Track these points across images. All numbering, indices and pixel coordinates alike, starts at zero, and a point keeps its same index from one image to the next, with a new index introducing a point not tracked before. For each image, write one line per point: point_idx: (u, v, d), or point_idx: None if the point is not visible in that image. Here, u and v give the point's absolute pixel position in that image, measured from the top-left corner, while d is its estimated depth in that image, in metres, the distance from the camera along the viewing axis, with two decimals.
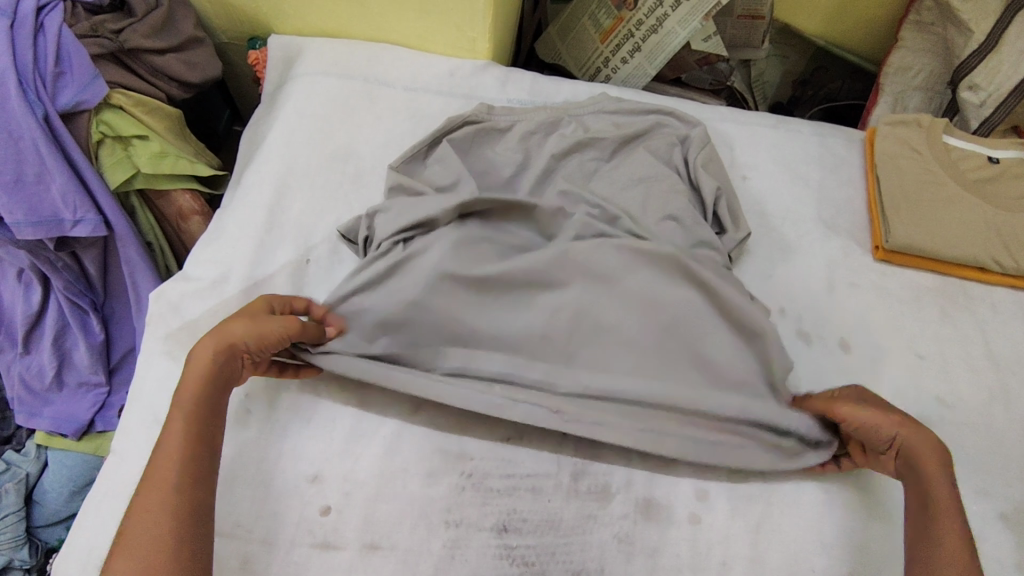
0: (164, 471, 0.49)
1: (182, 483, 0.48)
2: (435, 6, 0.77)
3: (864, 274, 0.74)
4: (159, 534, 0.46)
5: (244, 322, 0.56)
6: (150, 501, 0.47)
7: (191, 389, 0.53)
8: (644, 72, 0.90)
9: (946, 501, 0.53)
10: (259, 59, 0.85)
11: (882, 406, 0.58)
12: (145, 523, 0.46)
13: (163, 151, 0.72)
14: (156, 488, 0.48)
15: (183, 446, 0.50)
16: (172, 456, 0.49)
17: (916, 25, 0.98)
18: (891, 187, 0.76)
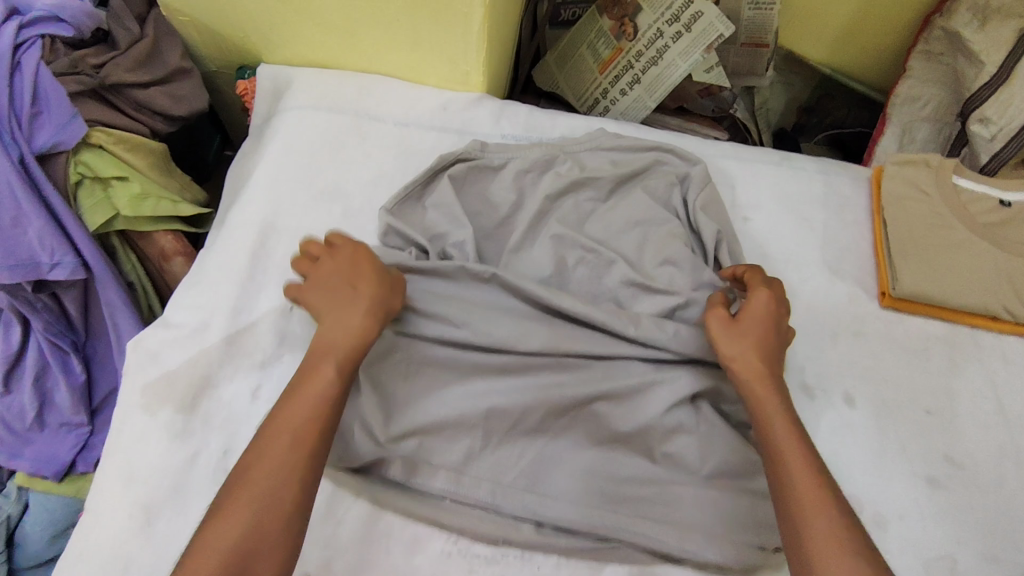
0: (307, 418, 0.51)
1: (320, 439, 0.50)
2: (427, 39, 0.75)
3: (870, 322, 0.71)
4: (289, 481, 0.48)
5: (379, 291, 0.58)
6: (286, 444, 0.49)
7: (334, 352, 0.54)
8: (644, 105, 0.87)
9: (791, 444, 0.51)
10: (248, 89, 0.83)
11: (731, 341, 0.57)
12: (273, 477, 0.48)
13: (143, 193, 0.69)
14: (298, 433, 0.50)
15: (328, 406, 0.52)
16: (317, 411, 0.51)
17: (925, 55, 0.95)
18: (897, 230, 0.73)
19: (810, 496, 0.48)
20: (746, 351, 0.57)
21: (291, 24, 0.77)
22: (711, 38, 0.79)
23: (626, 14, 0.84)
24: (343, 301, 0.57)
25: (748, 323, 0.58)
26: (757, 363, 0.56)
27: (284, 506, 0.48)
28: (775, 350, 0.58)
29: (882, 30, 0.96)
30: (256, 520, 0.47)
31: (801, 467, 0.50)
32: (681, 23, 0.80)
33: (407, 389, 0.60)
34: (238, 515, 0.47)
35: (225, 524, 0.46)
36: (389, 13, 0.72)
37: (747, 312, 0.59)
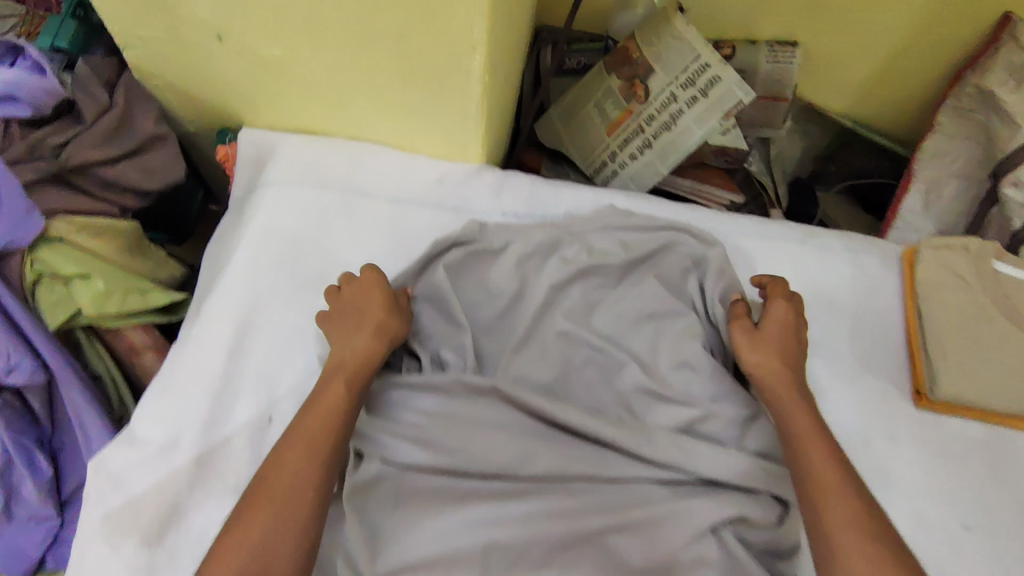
0: (318, 426, 0.53)
1: (327, 449, 0.52)
2: (420, 111, 0.68)
3: (902, 425, 0.65)
4: (297, 489, 0.50)
5: (389, 312, 0.61)
6: (295, 452, 0.51)
7: (347, 361, 0.58)
8: (654, 170, 0.80)
9: (816, 440, 0.54)
10: (227, 156, 0.77)
11: (757, 349, 0.60)
12: (288, 482, 0.50)
13: (109, 289, 0.62)
14: (307, 441, 0.52)
15: (339, 417, 0.54)
16: (327, 421, 0.53)
17: (954, 111, 0.89)
18: (934, 323, 0.67)
19: (834, 495, 0.51)
20: (769, 361, 0.59)
21: (272, 92, 0.71)
22: (729, 104, 0.73)
23: (637, 75, 0.78)
24: (357, 315, 0.61)
25: (770, 332, 0.61)
26: (779, 365, 0.59)
27: (289, 514, 0.48)
28: (795, 354, 0.61)
29: (908, 83, 0.91)
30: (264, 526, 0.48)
31: (826, 469, 0.52)
32: (696, 88, 0.75)
33: (388, 530, 0.54)
34: (246, 521, 0.48)
35: (238, 533, 0.48)
36: (378, 85, 0.66)
37: (767, 323, 0.61)
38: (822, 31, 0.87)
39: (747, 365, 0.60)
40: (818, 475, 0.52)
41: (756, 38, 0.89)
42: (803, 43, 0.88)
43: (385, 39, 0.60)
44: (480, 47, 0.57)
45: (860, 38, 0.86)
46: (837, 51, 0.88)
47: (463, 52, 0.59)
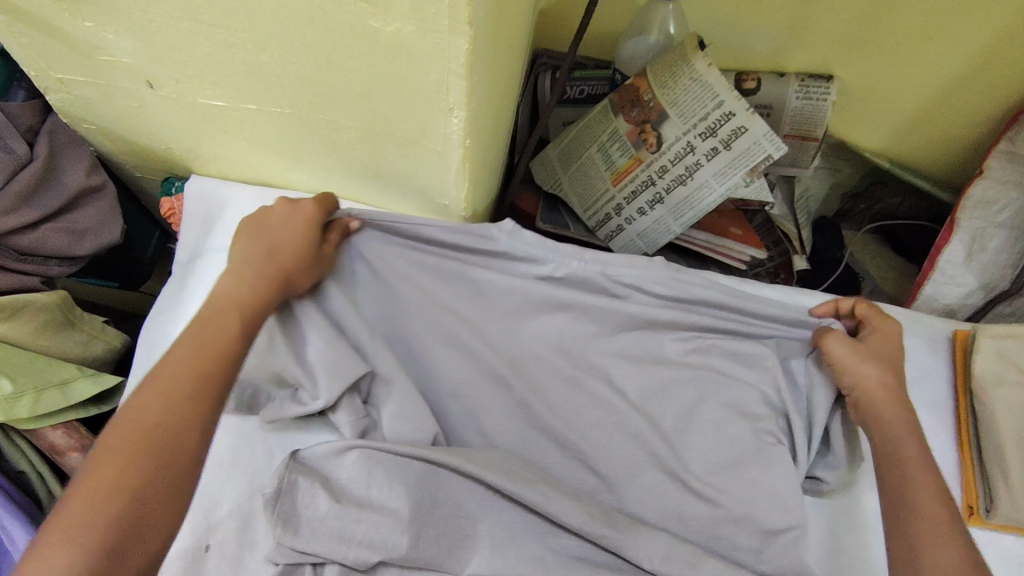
0: (212, 343, 0.46)
1: (224, 367, 0.45)
2: (394, 171, 0.58)
3: None
4: (188, 407, 0.42)
5: (307, 251, 0.52)
6: (175, 368, 0.43)
7: (241, 298, 0.49)
8: (667, 228, 0.71)
9: (925, 474, 0.48)
10: (174, 209, 0.67)
11: (868, 363, 0.53)
12: (159, 427, 0.41)
13: (20, 392, 0.52)
14: (198, 354, 0.45)
15: (233, 332, 0.47)
16: (225, 336, 0.46)
17: (1008, 156, 0.77)
18: (994, 428, 0.57)
19: (937, 533, 0.45)
20: (869, 376, 0.53)
21: (223, 142, 0.61)
22: (755, 160, 0.63)
23: (648, 119, 0.67)
24: (268, 242, 0.52)
25: (875, 345, 0.55)
26: (892, 385, 0.53)
27: (174, 434, 0.41)
28: (901, 374, 0.54)
29: (955, 122, 0.80)
30: (148, 447, 0.40)
31: (928, 505, 0.46)
32: (717, 138, 0.64)
33: None
34: (124, 441, 0.40)
35: (113, 455, 0.39)
36: (342, 140, 0.56)
37: (872, 336, 0.56)
38: (860, 64, 0.76)
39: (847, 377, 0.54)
40: (927, 513, 0.46)
41: (785, 70, 0.78)
42: (838, 76, 0.77)
43: (345, 93, 0.50)
44: (458, 110, 0.48)
45: (904, 72, 0.75)
46: (876, 85, 0.78)
47: (436, 113, 0.49)
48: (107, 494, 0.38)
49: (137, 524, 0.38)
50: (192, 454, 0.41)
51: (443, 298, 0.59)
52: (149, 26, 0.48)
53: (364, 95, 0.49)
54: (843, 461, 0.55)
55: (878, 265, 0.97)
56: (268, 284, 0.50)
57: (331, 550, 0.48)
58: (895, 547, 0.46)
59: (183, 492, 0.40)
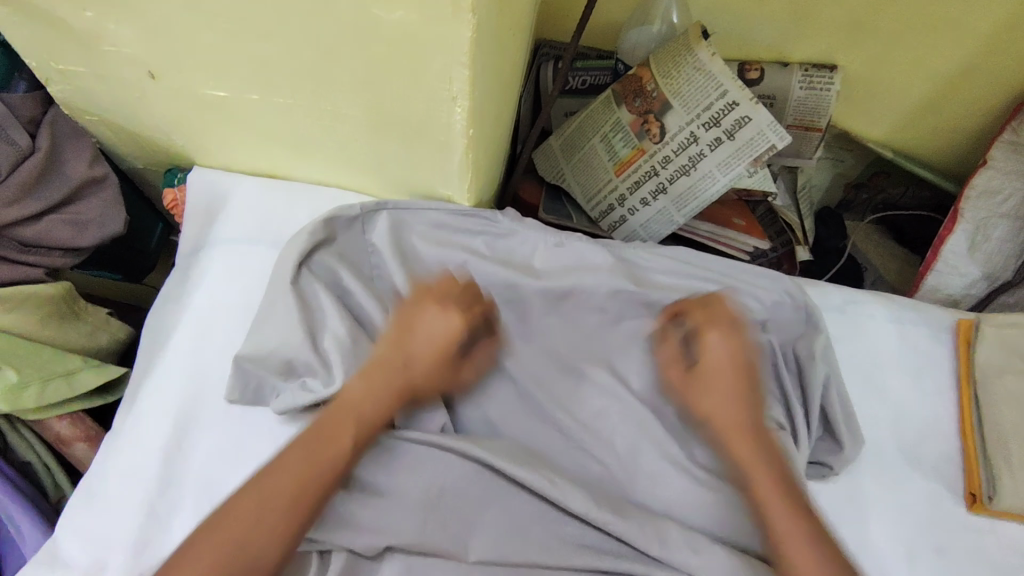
0: (342, 430, 0.47)
1: (345, 459, 0.46)
2: (396, 161, 0.58)
3: (954, 535, 0.56)
4: (301, 491, 0.44)
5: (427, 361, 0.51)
6: (304, 446, 0.46)
7: (383, 386, 0.50)
8: (670, 218, 0.70)
9: (772, 497, 0.49)
10: (177, 201, 0.67)
11: (693, 391, 0.55)
12: (272, 509, 0.43)
13: (24, 382, 0.52)
14: (334, 438, 0.47)
15: (366, 418, 0.48)
16: (356, 422, 0.48)
17: (1011, 146, 0.77)
18: (996, 416, 0.57)
19: (798, 545, 0.46)
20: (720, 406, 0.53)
21: (224, 133, 0.61)
22: (759, 150, 0.63)
23: (651, 109, 0.67)
24: (408, 334, 0.52)
25: (702, 371, 0.55)
26: (734, 408, 0.53)
27: (286, 517, 0.43)
28: (751, 386, 0.54)
29: (959, 111, 0.79)
30: (256, 529, 0.42)
31: (788, 525, 0.47)
32: (721, 128, 0.64)
33: None
34: (247, 513, 0.42)
35: (227, 527, 0.42)
36: (344, 130, 0.56)
37: (705, 359, 0.55)
38: (864, 54, 0.75)
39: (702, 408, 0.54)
40: (781, 533, 0.47)
41: (788, 59, 0.78)
42: (842, 66, 0.77)
43: (347, 83, 0.50)
44: (461, 99, 0.48)
45: (909, 61, 0.75)
46: (880, 75, 0.77)
47: (439, 102, 0.49)
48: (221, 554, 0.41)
49: None
50: (289, 541, 0.43)
51: (446, 289, 0.60)
52: (150, 16, 0.48)
53: (367, 84, 0.49)
54: (850, 448, 0.56)
55: (879, 253, 0.97)
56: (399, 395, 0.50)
57: (338, 538, 0.48)
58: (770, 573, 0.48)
59: (276, 571, 0.43)
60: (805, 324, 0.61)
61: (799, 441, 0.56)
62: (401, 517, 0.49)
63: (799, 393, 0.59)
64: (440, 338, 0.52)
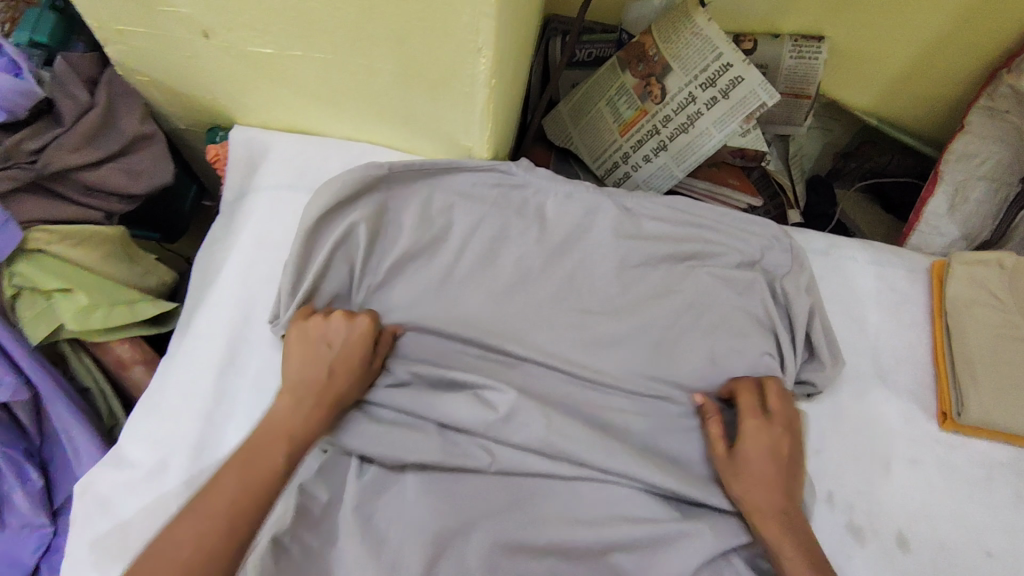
0: (283, 424, 0.53)
1: (288, 451, 0.52)
2: (424, 114, 0.64)
3: (924, 449, 0.63)
4: (253, 479, 0.50)
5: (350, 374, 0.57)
6: (236, 472, 0.50)
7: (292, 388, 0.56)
8: (670, 173, 0.77)
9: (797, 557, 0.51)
10: (218, 155, 0.73)
11: (754, 431, 0.56)
12: (227, 492, 0.49)
13: (94, 304, 0.59)
14: (255, 464, 0.51)
15: (288, 443, 0.53)
16: (281, 447, 0.52)
17: (985, 111, 0.84)
18: (964, 342, 0.63)
19: None
20: (744, 486, 0.55)
21: (266, 91, 0.67)
22: (751, 108, 0.69)
23: (653, 73, 0.74)
24: (322, 360, 0.57)
25: (770, 417, 0.57)
26: (776, 457, 0.55)
27: (218, 552, 0.46)
28: (794, 450, 0.57)
29: (938, 79, 0.85)
30: (221, 513, 0.48)
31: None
32: (717, 88, 0.70)
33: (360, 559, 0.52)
34: (211, 503, 0.48)
35: (193, 513, 0.48)
36: (377, 84, 0.62)
37: (775, 410, 0.58)
38: (849, 25, 0.82)
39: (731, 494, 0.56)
40: None
41: (779, 31, 0.84)
42: (828, 37, 0.83)
43: (384, 39, 0.56)
44: (486, 51, 0.54)
45: (891, 30, 0.81)
46: (864, 46, 0.84)
47: (466, 54, 0.55)
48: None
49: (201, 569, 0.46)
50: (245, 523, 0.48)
51: (468, 231, 0.65)
52: None
53: (401, 39, 0.56)
54: (831, 365, 0.63)
55: (869, 222, 1.02)
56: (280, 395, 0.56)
57: None
58: None
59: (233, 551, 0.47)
60: (789, 261, 0.67)
61: (784, 367, 0.63)
62: (426, 436, 0.57)
63: (784, 320, 0.65)
64: (353, 363, 0.57)
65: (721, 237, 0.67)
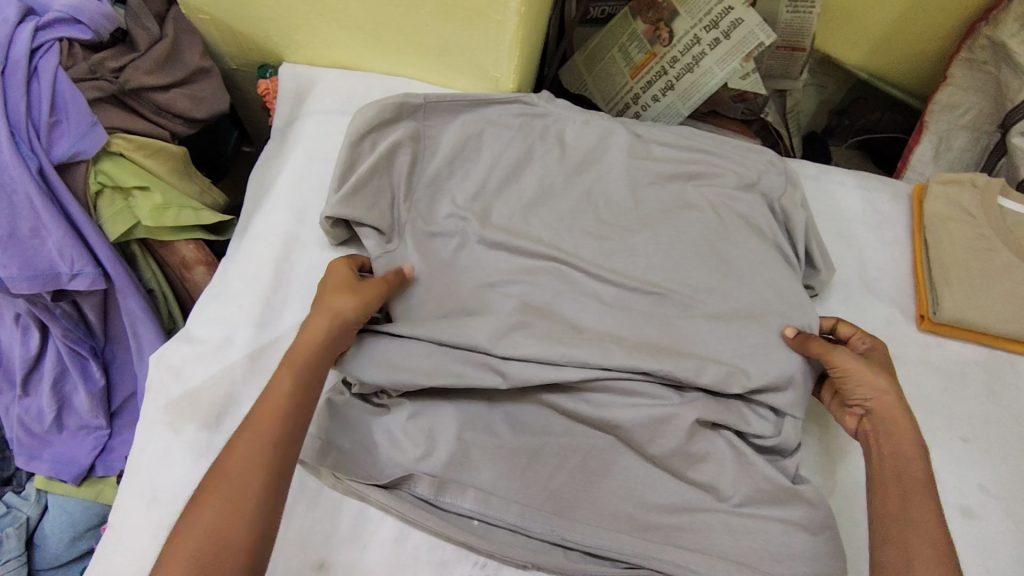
0: (273, 404, 0.52)
1: (286, 430, 0.51)
2: (458, 45, 0.72)
3: (907, 346, 0.70)
4: (258, 467, 0.49)
5: (348, 297, 0.59)
6: (239, 464, 0.48)
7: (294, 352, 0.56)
8: (677, 112, 0.85)
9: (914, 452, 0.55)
10: (268, 90, 0.80)
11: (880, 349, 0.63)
12: (233, 487, 0.47)
13: (167, 203, 0.70)
14: (254, 439, 0.50)
15: (259, 480, 0.48)
16: (251, 489, 0.47)
17: (967, 63, 0.90)
18: (941, 253, 0.71)
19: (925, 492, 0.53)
20: (884, 390, 0.59)
21: (313, 27, 0.74)
22: (750, 47, 0.77)
23: (662, 18, 0.81)
24: (323, 298, 0.59)
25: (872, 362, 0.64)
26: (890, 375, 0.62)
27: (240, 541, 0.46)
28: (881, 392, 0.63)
29: (924, 34, 0.93)
30: (232, 505, 0.47)
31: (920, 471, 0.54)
32: (719, 30, 0.78)
33: (400, 426, 0.60)
34: (221, 502, 0.47)
35: (200, 518, 0.46)
36: (418, 16, 0.69)
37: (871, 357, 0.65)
38: None
39: (858, 389, 0.59)
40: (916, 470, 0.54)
41: None
42: None
43: None
44: None
45: None
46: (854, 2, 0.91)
47: None
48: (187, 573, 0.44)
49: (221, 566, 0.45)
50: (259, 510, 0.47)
51: (494, 148, 0.72)
52: None
53: None
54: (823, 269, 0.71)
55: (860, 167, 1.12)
56: (324, 331, 0.57)
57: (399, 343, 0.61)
58: (889, 499, 0.53)
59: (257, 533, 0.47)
60: (784, 183, 0.73)
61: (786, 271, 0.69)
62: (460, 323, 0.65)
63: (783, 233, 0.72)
64: (349, 287, 0.60)
65: (726, 161, 0.74)
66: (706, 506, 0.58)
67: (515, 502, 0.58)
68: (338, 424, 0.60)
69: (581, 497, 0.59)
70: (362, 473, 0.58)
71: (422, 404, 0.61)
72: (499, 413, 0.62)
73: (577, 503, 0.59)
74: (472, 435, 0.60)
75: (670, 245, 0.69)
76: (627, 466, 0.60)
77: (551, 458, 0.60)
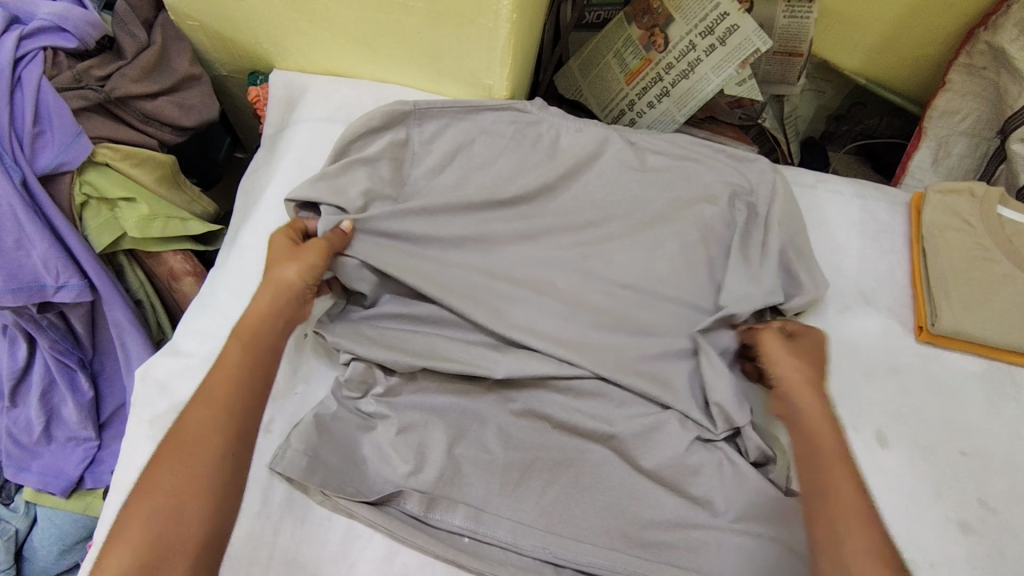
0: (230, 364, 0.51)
1: (247, 385, 0.50)
2: (449, 52, 0.71)
3: (904, 357, 0.69)
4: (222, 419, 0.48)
5: (291, 265, 0.58)
6: (201, 416, 0.48)
7: (250, 319, 0.55)
8: (672, 118, 0.84)
9: (838, 463, 0.51)
10: (259, 97, 0.79)
11: (808, 333, 0.64)
12: (194, 440, 0.46)
13: (153, 214, 0.69)
14: (210, 407, 0.48)
15: (222, 431, 0.47)
16: (213, 440, 0.47)
17: (965, 68, 0.88)
18: (940, 263, 0.70)
19: (853, 519, 0.48)
20: (795, 373, 0.59)
21: (303, 34, 0.73)
22: (746, 53, 0.75)
23: (657, 24, 0.80)
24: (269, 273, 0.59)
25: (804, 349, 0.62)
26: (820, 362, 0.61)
27: (207, 493, 0.45)
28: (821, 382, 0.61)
29: (921, 38, 0.92)
30: (195, 457, 0.46)
31: (848, 490, 0.49)
32: (715, 36, 0.76)
33: (389, 442, 0.60)
34: (182, 457, 0.46)
35: (162, 472, 0.45)
36: (409, 23, 0.68)
37: (805, 341, 0.63)
38: None
39: (774, 374, 0.60)
40: (835, 483, 0.50)
41: None
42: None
43: None
44: None
45: None
46: None
47: None
48: (145, 538, 0.43)
49: (188, 520, 0.44)
50: (225, 463, 0.46)
51: (488, 157, 0.71)
52: None
53: None
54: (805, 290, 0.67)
55: (851, 172, 1.12)
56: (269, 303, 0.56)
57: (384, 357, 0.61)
58: (822, 527, 0.48)
59: (224, 485, 0.46)
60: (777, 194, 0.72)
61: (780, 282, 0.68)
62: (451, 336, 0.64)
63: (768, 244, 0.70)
64: (291, 255, 0.59)
65: (722, 170, 0.73)
66: (700, 524, 0.57)
67: (505, 520, 0.57)
68: (325, 440, 0.59)
69: (575, 515, 0.58)
70: (350, 490, 0.57)
71: (412, 419, 0.61)
72: (490, 428, 0.61)
73: (569, 519, 0.57)
74: (460, 450, 0.60)
75: (664, 256, 0.68)
76: (619, 482, 0.59)
77: (541, 474, 0.59)
